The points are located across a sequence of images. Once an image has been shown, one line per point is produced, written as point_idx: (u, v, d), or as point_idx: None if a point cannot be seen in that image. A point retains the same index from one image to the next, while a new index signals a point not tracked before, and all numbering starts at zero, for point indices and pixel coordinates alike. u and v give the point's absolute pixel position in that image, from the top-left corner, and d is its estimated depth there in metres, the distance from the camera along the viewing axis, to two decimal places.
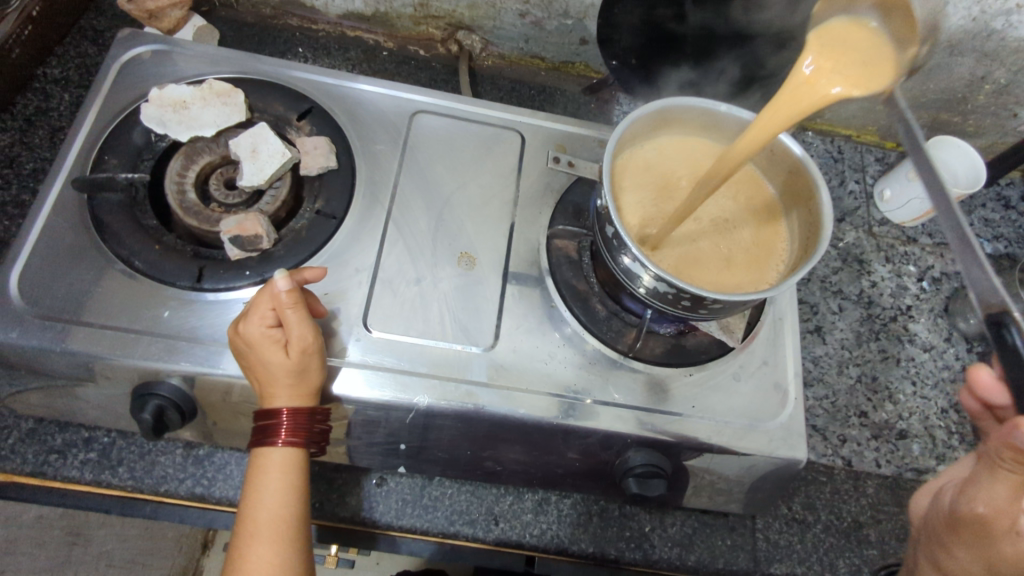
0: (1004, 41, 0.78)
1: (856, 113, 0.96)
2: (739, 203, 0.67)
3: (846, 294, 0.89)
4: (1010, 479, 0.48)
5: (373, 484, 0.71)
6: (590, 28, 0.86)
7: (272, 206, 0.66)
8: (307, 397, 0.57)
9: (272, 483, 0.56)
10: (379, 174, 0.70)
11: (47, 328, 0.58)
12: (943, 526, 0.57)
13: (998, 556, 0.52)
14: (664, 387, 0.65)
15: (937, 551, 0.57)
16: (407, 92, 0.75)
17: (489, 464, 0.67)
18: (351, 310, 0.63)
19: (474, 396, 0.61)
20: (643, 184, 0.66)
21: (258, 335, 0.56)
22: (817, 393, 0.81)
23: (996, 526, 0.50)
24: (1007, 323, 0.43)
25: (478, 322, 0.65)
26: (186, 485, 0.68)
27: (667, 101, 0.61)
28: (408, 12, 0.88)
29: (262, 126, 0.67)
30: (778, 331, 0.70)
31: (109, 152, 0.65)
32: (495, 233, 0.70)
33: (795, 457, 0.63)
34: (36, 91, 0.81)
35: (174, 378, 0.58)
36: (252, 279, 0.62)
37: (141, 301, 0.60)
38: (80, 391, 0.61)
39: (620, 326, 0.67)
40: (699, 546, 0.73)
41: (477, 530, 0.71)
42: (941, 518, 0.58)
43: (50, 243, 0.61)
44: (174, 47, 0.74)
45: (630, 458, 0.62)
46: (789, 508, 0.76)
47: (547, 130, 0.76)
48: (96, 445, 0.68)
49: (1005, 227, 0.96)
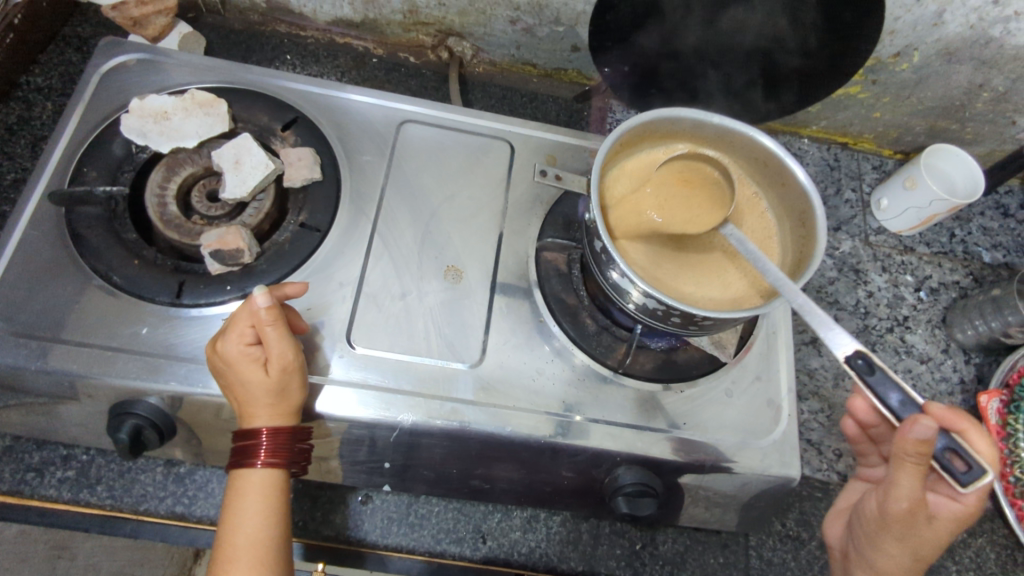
0: (1003, 48, 0.77)
1: (852, 121, 0.94)
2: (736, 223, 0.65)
3: (842, 304, 0.88)
4: (914, 472, 0.51)
5: (358, 502, 0.70)
6: (582, 35, 0.85)
7: (255, 218, 0.64)
8: (288, 416, 0.56)
9: (251, 507, 0.55)
10: (365, 185, 0.69)
11: (21, 347, 0.56)
12: (871, 527, 0.58)
13: (924, 542, 0.54)
14: (655, 403, 0.63)
15: (870, 555, 0.58)
16: (396, 101, 0.74)
17: (477, 482, 0.65)
18: (335, 325, 0.62)
19: (459, 414, 0.59)
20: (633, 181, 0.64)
21: (237, 353, 0.55)
22: (812, 406, 0.80)
23: (919, 520, 0.53)
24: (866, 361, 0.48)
25: (464, 336, 0.63)
26: (167, 504, 0.68)
27: (659, 111, 0.59)
28: (397, 18, 0.87)
29: (245, 136, 0.66)
30: (771, 343, 0.69)
31: (88, 164, 0.64)
32: (483, 245, 0.68)
33: (789, 474, 0.62)
34: (18, 99, 0.79)
35: (152, 397, 0.57)
36: (234, 293, 0.61)
37: (120, 317, 0.59)
38: (59, 409, 0.60)
39: (609, 340, 0.65)
40: (691, 564, 0.72)
41: (464, 548, 0.69)
42: (868, 519, 0.59)
43: (26, 257, 0.60)
44: (158, 55, 0.73)
45: (620, 476, 0.61)
46: (782, 525, 0.75)
47: (537, 140, 0.75)
48: (74, 463, 0.68)
49: (1003, 235, 0.95)
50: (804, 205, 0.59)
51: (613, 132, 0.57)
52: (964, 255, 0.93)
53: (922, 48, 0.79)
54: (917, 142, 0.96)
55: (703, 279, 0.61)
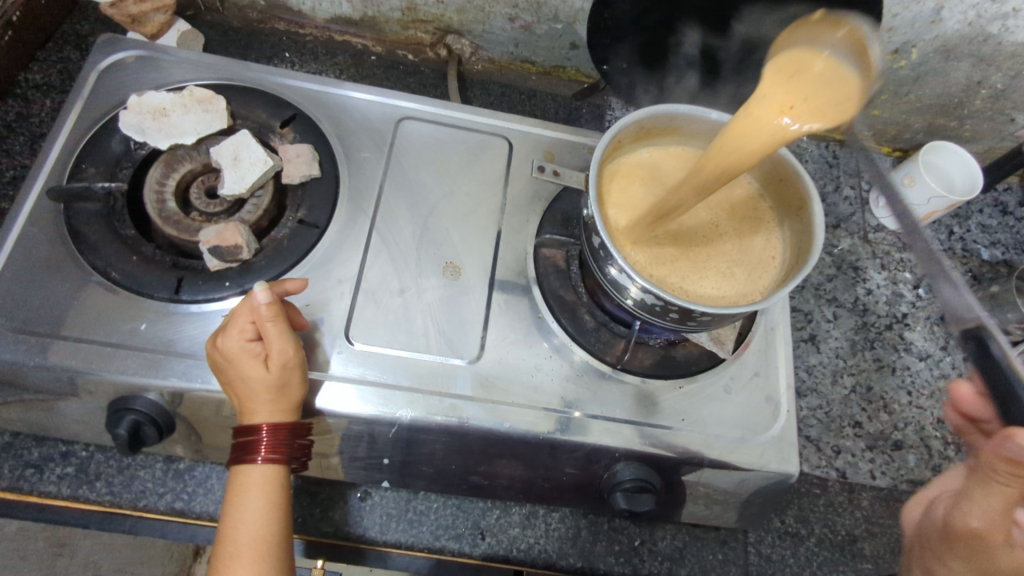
0: (1001, 46, 0.77)
1: (851, 118, 0.94)
2: (735, 225, 0.65)
3: (841, 301, 0.88)
4: (1006, 492, 0.45)
5: (357, 498, 0.70)
6: (580, 32, 0.85)
7: (253, 215, 0.64)
8: (288, 413, 0.56)
9: (252, 503, 0.55)
10: (364, 182, 0.69)
11: (20, 342, 0.56)
12: (938, 537, 0.53)
13: (996, 571, 0.47)
14: (652, 399, 0.63)
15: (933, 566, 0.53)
16: (394, 98, 0.74)
17: (477, 479, 0.65)
18: (334, 321, 0.62)
19: (458, 410, 0.59)
20: (640, 178, 0.65)
21: (237, 349, 0.55)
22: (810, 403, 0.80)
23: (993, 543, 0.47)
24: (987, 338, 0.48)
25: (463, 332, 0.63)
26: (166, 500, 0.68)
27: (655, 108, 0.59)
28: (395, 16, 0.87)
29: (243, 133, 0.66)
30: (770, 340, 0.69)
31: (87, 160, 0.64)
32: (482, 242, 0.68)
33: (788, 470, 0.62)
34: (17, 96, 0.80)
35: (151, 392, 0.57)
36: (233, 289, 0.61)
37: (119, 313, 0.59)
38: (58, 405, 0.60)
39: (608, 337, 0.65)
40: (690, 560, 0.72)
41: (463, 545, 0.69)
42: (935, 530, 0.54)
43: (25, 253, 0.60)
44: (157, 52, 0.73)
45: (618, 472, 0.61)
46: (782, 521, 0.74)
47: (536, 137, 0.75)
48: (73, 459, 0.68)
49: (1002, 233, 0.95)
50: (801, 211, 0.59)
51: (610, 128, 0.57)
52: (963, 252, 0.93)
53: (920, 45, 0.79)
54: (915, 139, 0.96)
55: (703, 276, 0.62)
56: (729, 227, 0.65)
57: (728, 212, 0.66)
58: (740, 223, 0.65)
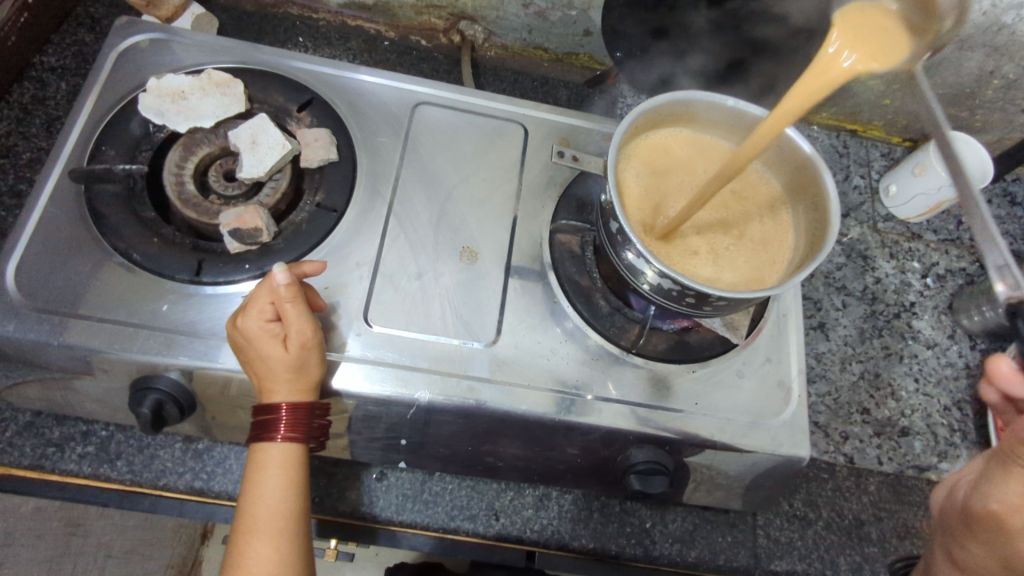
0: (1015, 35, 0.77)
1: (862, 108, 0.95)
2: (748, 257, 0.63)
3: (850, 290, 0.88)
4: None
5: (373, 479, 0.71)
6: (594, 19, 0.85)
7: (272, 198, 0.65)
8: (307, 393, 0.56)
9: (271, 480, 0.56)
10: (381, 166, 0.69)
11: (45, 322, 0.57)
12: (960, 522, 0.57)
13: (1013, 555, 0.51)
14: (666, 383, 0.64)
15: (951, 545, 0.58)
16: (409, 83, 0.74)
17: (490, 460, 0.66)
18: (351, 304, 0.62)
19: (475, 392, 0.60)
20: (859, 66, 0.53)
21: (257, 330, 0.56)
22: (819, 389, 0.81)
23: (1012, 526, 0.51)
24: None
25: (480, 316, 0.64)
26: (186, 479, 0.68)
27: (674, 95, 0.60)
28: (409, 1, 0.87)
29: (261, 116, 0.66)
30: (782, 326, 0.69)
31: (106, 143, 0.65)
32: (497, 226, 0.69)
33: (798, 454, 0.63)
34: (33, 79, 0.80)
35: (172, 372, 0.58)
36: (252, 272, 0.62)
37: (140, 294, 0.60)
38: (78, 384, 0.61)
39: (622, 322, 0.66)
40: (700, 542, 0.73)
41: (477, 525, 0.71)
42: (956, 514, 0.58)
43: (46, 234, 0.61)
44: (173, 36, 0.73)
45: (632, 454, 0.62)
46: (790, 505, 0.76)
47: (550, 123, 0.75)
48: (94, 438, 0.68)
49: (1010, 223, 0.95)
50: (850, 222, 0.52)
51: (629, 114, 0.58)
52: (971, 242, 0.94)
53: None
54: (926, 129, 0.96)
55: (714, 261, 0.63)
56: (761, 233, 0.65)
57: (755, 250, 0.63)
58: (755, 260, 0.63)
